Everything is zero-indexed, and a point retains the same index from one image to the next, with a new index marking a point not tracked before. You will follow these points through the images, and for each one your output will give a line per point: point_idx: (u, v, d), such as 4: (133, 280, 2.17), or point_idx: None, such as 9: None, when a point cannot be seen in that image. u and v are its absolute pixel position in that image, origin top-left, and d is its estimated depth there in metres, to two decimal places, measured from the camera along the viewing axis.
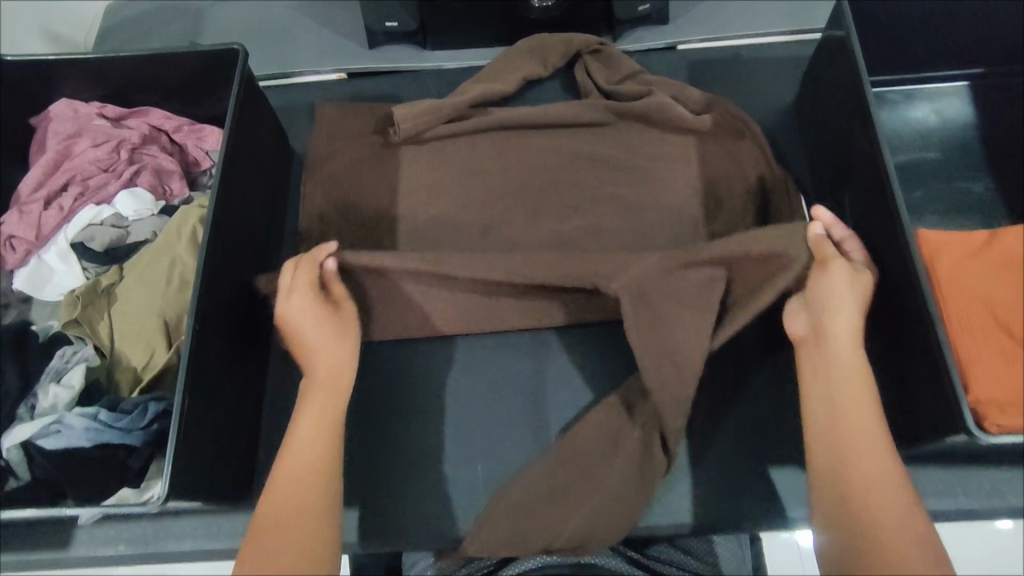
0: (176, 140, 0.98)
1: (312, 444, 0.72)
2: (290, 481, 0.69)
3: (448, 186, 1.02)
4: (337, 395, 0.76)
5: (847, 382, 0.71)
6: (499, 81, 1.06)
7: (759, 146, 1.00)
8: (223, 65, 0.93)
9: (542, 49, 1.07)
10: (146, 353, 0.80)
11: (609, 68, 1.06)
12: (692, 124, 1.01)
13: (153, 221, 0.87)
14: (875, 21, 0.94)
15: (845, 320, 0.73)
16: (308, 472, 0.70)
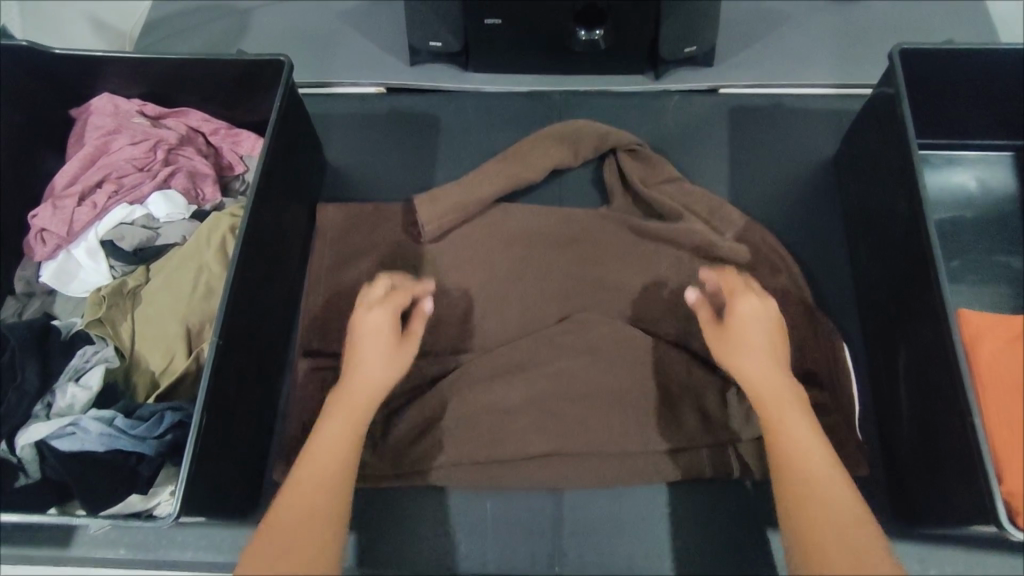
0: (212, 143, 0.99)
1: (335, 453, 0.69)
2: (294, 514, 0.64)
3: (469, 266, 0.95)
4: (328, 475, 0.68)
5: (784, 397, 0.72)
6: (528, 161, 1.02)
7: (797, 289, 0.93)
8: (266, 75, 0.93)
9: (575, 138, 1.04)
10: (165, 357, 0.80)
11: (646, 169, 1.02)
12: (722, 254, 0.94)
13: (184, 225, 0.87)
14: (927, 86, 0.92)
15: (761, 366, 0.75)
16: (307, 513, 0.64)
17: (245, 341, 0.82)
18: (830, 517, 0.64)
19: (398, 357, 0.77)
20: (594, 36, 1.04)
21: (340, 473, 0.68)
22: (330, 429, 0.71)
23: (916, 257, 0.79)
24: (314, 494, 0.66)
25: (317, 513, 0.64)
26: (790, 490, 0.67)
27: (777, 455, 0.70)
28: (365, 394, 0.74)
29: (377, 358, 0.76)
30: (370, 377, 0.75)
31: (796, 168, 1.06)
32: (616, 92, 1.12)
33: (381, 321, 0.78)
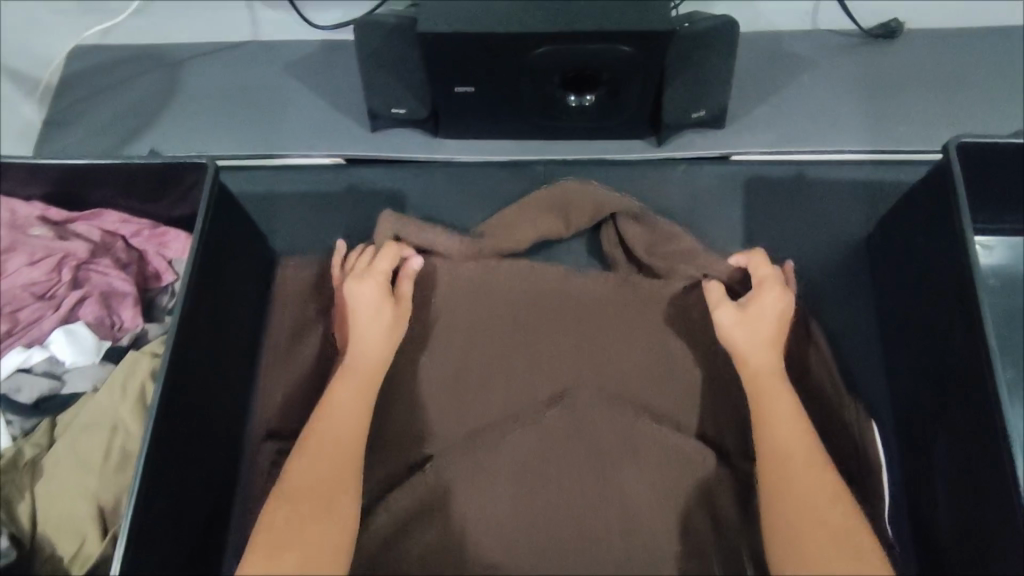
0: (134, 247, 0.84)
1: (341, 428, 0.69)
2: (304, 486, 0.65)
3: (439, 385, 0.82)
4: (342, 454, 0.68)
5: (765, 371, 0.73)
6: (512, 235, 0.86)
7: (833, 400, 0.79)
8: (190, 171, 0.78)
9: (566, 203, 0.87)
10: (75, 542, 0.67)
11: (655, 238, 0.84)
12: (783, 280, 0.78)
13: (95, 369, 0.73)
14: (983, 175, 0.78)
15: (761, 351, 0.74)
16: (319, 485, 0.65)
17: (170, 515, 0.70)
18: (803, 489, 0.65)
19: (390, 329, 0.76)
20: (585, 101, 0.89)
21: (342, 455, 0.67)
22: (342, 395, 0.71)
23: (976, 405, 0.70)
24: (320, 479, 0.66)
25: (324, 481, 0.66)
26: (769, 456, 0.67)
27: (761, 430, 0.69)
28: (353, 387, 0.72)
29: (373, 330, 0.75)
30: (373, 351, 0.74)
31: (821, 253, 0.91)
32: (611, 160, 0.96)
33: (371, 320, 0.75)
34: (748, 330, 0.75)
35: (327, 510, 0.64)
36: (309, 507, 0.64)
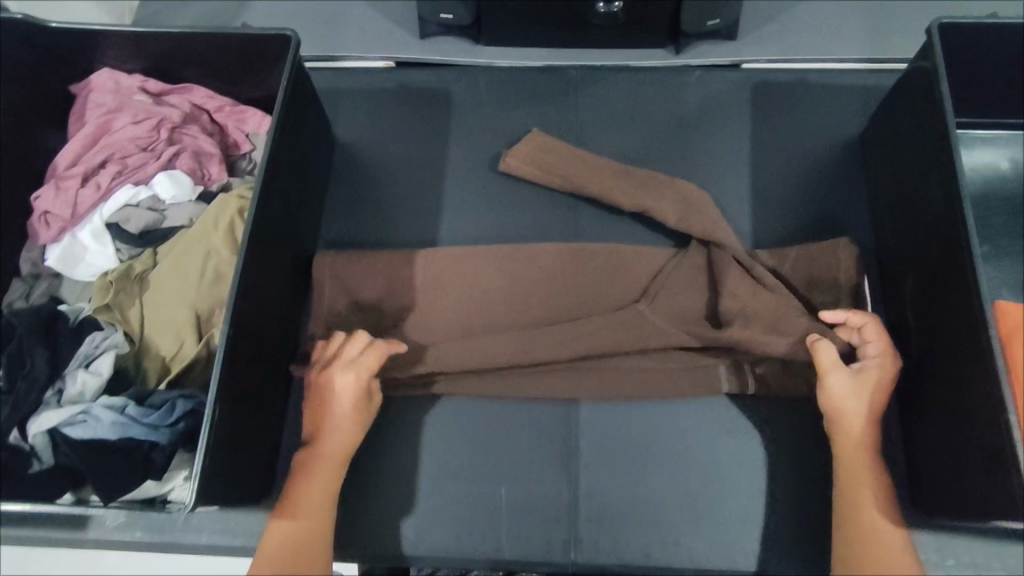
0: (217, 120, 0.95)
1: (339, 443, 0.79)
2: (302, 518, 0.75)
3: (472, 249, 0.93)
4: (335, 472, 0.78)
5: (855, 431, 0.77)
6: (545, 164, 0.97)
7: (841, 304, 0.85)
8: (272, 49, 0.89)
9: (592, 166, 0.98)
10: (176, 343, 0.79)
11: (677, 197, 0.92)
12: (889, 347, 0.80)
13: (190, 208, 0.85)
14: (964, 63, 0.88)
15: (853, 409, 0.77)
16: (313, 514, 0.75)
17: (258, 325, 0.79)
18: (888, 539, 0.72)
19: (359, 422, 0.80)
20: (613, 7, 0.99)
21: (319, 513, 0.76)
22: (333, 439, 0.79)
23: (944, 243, 0.77)
24: (298, 532, 0.74)
25: (320, 515, 0.75)
26: (847, 511, 0.74)
27: (858, 510, 0.74)
28: (330, 458, 0.78)
29: (347, 403, 0.80)
30: (343, 396, 0.79)
31: (821, 148, 1.01)
32: (634, 66, 1.07)
33: (351, 378, 0.79)
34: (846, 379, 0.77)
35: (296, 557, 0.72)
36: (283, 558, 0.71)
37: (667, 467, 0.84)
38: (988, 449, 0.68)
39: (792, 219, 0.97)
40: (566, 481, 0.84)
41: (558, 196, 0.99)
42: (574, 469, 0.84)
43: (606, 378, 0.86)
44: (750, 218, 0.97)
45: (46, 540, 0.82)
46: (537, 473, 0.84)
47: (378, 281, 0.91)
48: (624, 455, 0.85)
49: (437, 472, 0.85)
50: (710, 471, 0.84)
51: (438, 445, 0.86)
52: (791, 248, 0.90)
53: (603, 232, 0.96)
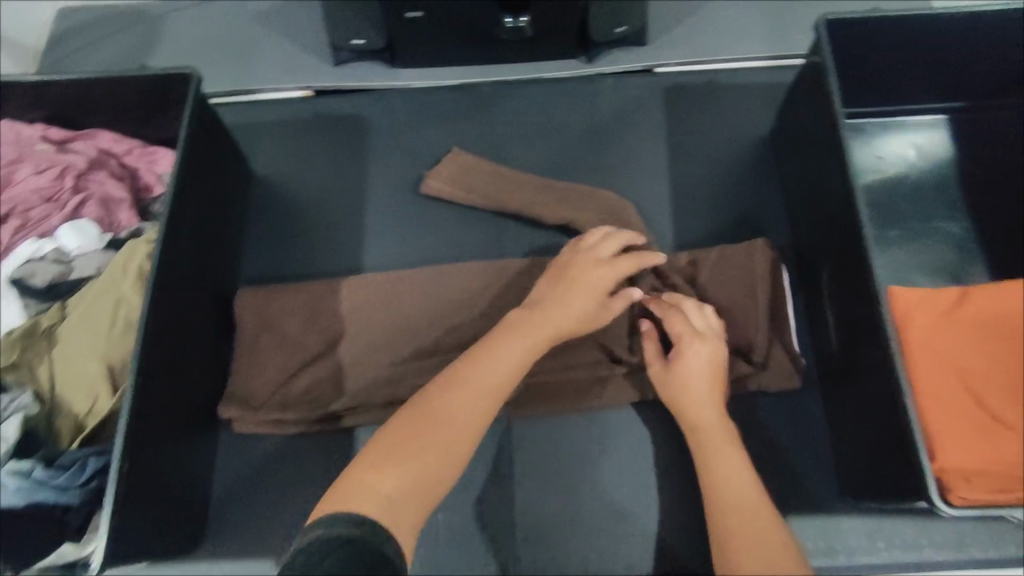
0: (127, 164, 0.93)
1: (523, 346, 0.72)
2: (450, 432, 0.65)
3: (395, 272, 0.93)
4: (492, 396, 0.68)
5: (700, 421, 0.78)
6: (466, 185, 0.98)
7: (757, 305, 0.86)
8: (174, 89, 0.88)
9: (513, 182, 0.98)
10: (89, 398, 0.77)
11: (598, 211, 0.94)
12: (698, 327, 0.81)
13: (98, 257, 0.83)
14: (857, 57, 0.91)
15: (692, 399, 0.79)
16: (463, 434, 0.66)
17: (172, 372, 0.77)
18: (742, 504, 0.71)
19: (589, 300, 0.78)
20: (520, 23, 0.99)
21: (500, 388, 0.69)
22: (558, 318, 0.75)
23: (846, 234, 0.79)
24: (465, 424, 0.66)
25: (453, 443, 0.65)
26: (713, 503, 0.73)
27: (711, 492, 0.74)
28: (530, 342, 0.73)
29: (590, 293, 0.78)
30: (581, 307, 0.77)
31: (733, 146, 1.03)
32: (548, 79, 1.08)
33: (546, 288, 0.79)
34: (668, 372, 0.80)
35: (454, 444, 0.65)
36: (439, 440, 0.65)
37: (600, 476, 0.84)
38: (894, 433, 0.70)
39: (709, 218, 0.99)
40: (501, 500, 0.84)
41: (480, 213, 0.99)
42: (508, 488, 0.85)
43: (536, 396, 0.86)
44: (670, 220, 0.99)
45: None
46: (471, 493, 0.85)
47: (302, 314, 0.90)
48: (558, 470, 0.85)
49: None
50: (642, 476, 0.84)
51: None
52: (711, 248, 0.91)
53: (527, 247, 0.97)
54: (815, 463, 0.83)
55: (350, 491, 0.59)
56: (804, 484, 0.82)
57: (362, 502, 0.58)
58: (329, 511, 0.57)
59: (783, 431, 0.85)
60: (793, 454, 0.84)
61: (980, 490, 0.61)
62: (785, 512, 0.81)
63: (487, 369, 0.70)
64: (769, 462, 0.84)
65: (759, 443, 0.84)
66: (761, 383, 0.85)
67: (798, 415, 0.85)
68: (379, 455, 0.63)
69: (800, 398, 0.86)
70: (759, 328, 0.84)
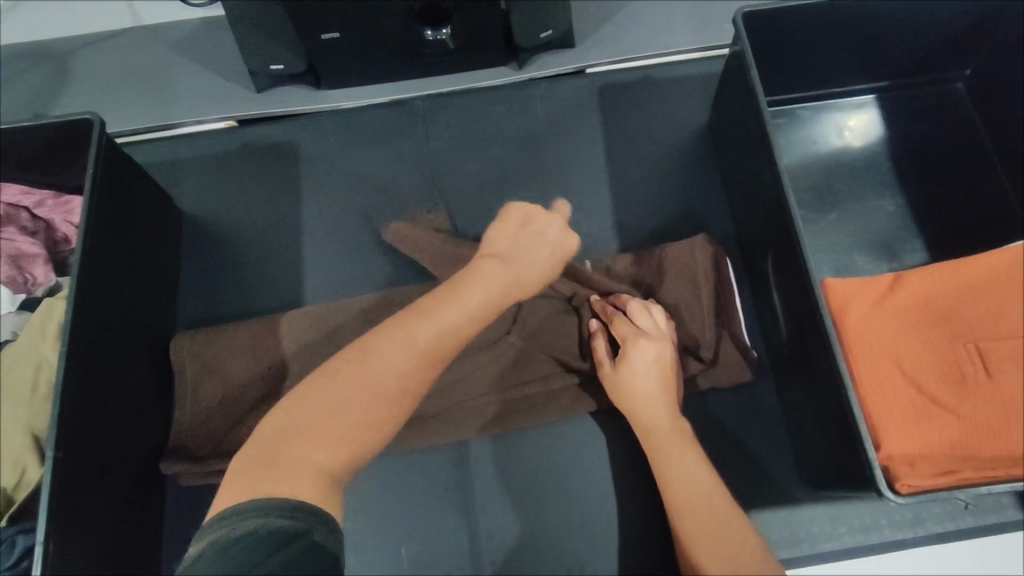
0: (39, 216, 0.88)
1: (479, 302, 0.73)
2: (380, 395, 0.64)
3: (336, 302, 0.90)
4: (432, 357, 0.68)
5: (653, 417, 0.78)
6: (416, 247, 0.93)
7: (702, 303, 0.86)
8: (78, 133, 0.83)
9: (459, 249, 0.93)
10: (15, 471, 0.72)
11: None
12: (642, 326, 0.80)
13: (13, 320, 0.79)
14: (781, 45, 0.91)
15: (640, 398, 0.78)
16: (389, 397, 0.65)
17: (100, 434, 0.73)
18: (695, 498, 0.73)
19: (542, 266, 0.82)
20: (442, 35, 0.94)
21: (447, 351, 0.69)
22: (494, 279, 0.76)
23: (782, 225, 0.79)
24: (393, 391, 0.65)
25: (383, 399, 0.64)
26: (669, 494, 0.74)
27: (666, 488, 0.75)
28: (483, 297, 0.73)
29: (551, 261, 0.83)
30: (535, 271, 0.80)
31: (671, 142, 1.03)
32: (480, 88, 1.06)
33: (509, 242, 0.82)
34: (616, 376, 0.79)
35: (382, 413, 0.64)
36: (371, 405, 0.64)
37: (563, 491, 0.83)
38: (840, 423, 0.70)
39: (653, 216, 0.98)
40: (464, 526, 0.82)
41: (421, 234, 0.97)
42: (471, 513, 0.83)
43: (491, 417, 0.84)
44: (614, 222, 0.98)
45: None
46: (434, 523, 0.82)
47: (241, 354, 0.86)
48: (519, 489, 0.83)
49: None
50: (604, 487, 0.83)
51: None
52: (652, 249, 0.91)
53: None
54: (773, 455, 0.83)
55: (280, 457, 0.58)
56: (764, 477, 0.82)
57: (294, 476, 0.56)
58: (260, 484, 0.54)
59: (739, 425, 0.85)
60: (750, 447, 0.84)
61: (925, 474, 0.61)
62: (747, 507, 0.81)
63: (421, 330, 0.68)
64: (729, 458, 0.83)
65: (717, 440, 0.84)
66: (712, 380, 0.85)
67: (752, 407, 0.86)
68: (314, 418, 0.62)
69: (754, 391, 0.86)
70: (704, 325, 0.85)
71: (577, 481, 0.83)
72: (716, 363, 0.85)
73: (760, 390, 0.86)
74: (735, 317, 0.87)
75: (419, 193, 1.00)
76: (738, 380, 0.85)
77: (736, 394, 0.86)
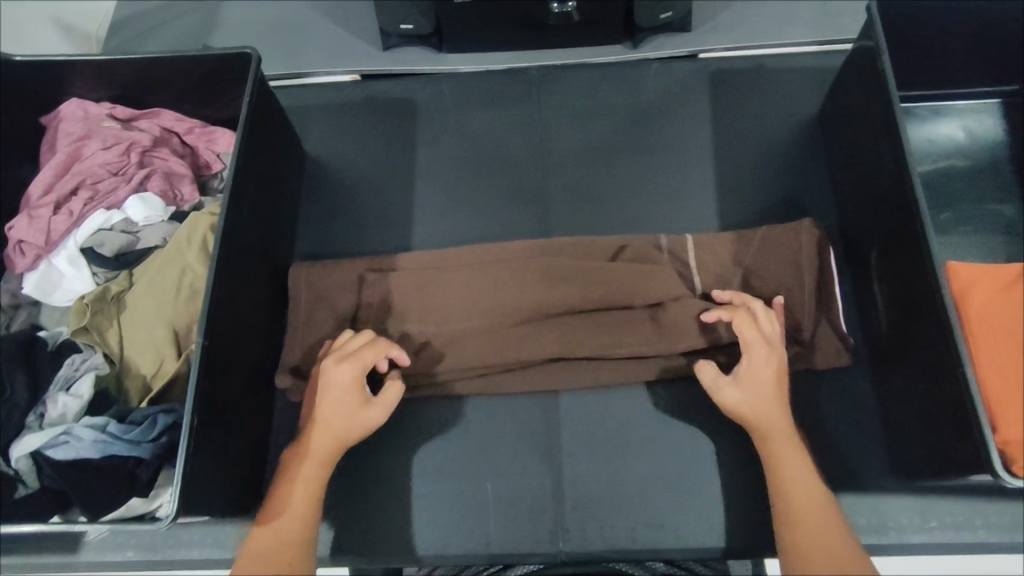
0: (187, 142, 0.97)
1: (324, 445, 0.77)
2: (264, 562, 0.69)
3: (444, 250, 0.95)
4: (309, 510, 0.74)
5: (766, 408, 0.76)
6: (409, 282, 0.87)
7: (802, 286, 0.86)
8: (235, 68, 0.90)
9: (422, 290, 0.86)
10: (155, 361, 0.80)
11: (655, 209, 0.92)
12: (767, 334, 0.79)
13: (163, 227, 0.86)
14: (907, 39, 0.91)
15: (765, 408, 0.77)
16: (279, 556, 0.69)
17: (233, 337, 0.80)
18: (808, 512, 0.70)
19: (350, 414, 0.78)
20: (567, 7, 1.01)
21: (298, 534, 0.72)
22: (324, 418, 0.78)
23: (900, 212, 0.79)
24: (279, 574, 0.68)
25: (276, 562, 0.69)
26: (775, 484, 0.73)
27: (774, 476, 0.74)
28: (322, 455, 0.77)
29: (343, 404, 0.78)
30: (343, 386, 0.78)
31: (779, 130, 1.03)
32: (593, 64, 1.10)
33: (319, 412, 0.78)
34: (750, 385, 0.77)
35: None
36: None
37: (647, 451, 0.86)
38: (946, 408, 0.72)
39: (756, 200, 0.99)
40: (550, 471, 0.85)
41: (526, 195, 1.01)
42: (557, 459, 0.86)
43: (581, 372, 0.87)
44: (716, 203, 0.99)
45: (36, 567, 0.83)
46: (520, 464, 0.86)
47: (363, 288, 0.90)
48: (605, 442, 0.86)
49: (423, 471, 0.86)
50: (688, 452, 0.85)
51: (423, 444, 0.87)
52: (755, 229, 0.92)
53: (576, 227, 0.99)
54: (866, 443, 0.83)
55: None
56: (853, 463, 0.82)
57: None
58: None
59: (832, 409, 0.85)
60: (842, 432, 0.84)
61: None
62: (834, 489, 0.81)
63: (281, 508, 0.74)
64: (820, 439, 0.84)
65: (808, 421, 0.84)
66: (809, 362, 0.85)
67: (846, 392, 0.86)
68: None
69: (850, 377, 0.86)
70: (804, 308, 0.85)
71: (663, 442, 0.86)
72: (811, 347, 0.85)
73: (855, 376, 0.86)
74: (834, 303, 0.87)
75: (527, 157, 1.04)
76: (833, 365, 0.85)
77: (831, 379, 0.86)
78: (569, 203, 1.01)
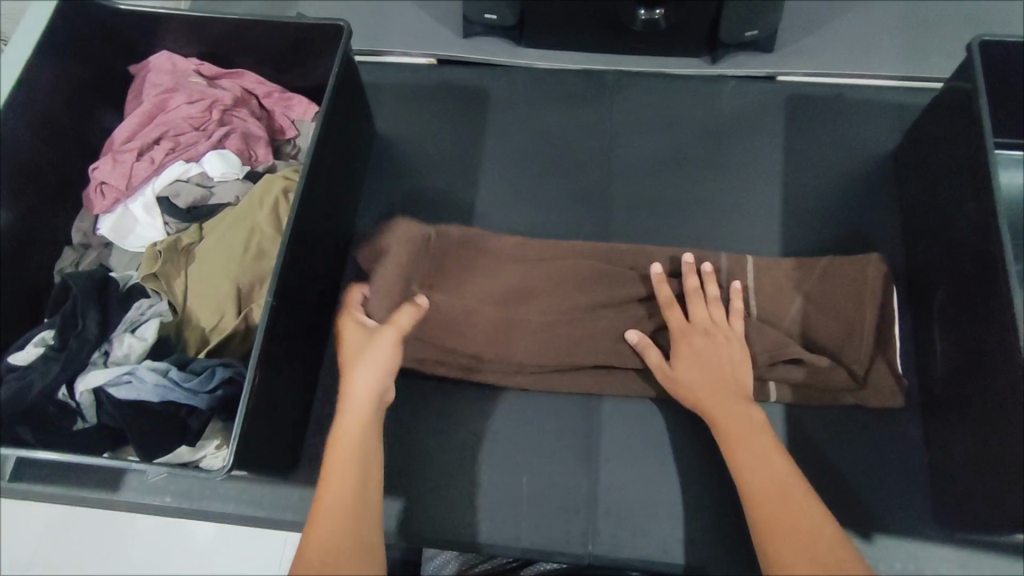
0: (265, 106, 0.98)
1: (369, 392, 0.75)
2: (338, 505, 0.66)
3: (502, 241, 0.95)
4: (364, 463, 0.71)
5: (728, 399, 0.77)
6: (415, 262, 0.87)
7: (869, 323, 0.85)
8: (325, 38, 0.91)
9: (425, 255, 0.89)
10: (216, 315, 0.81)
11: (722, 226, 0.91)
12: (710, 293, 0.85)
13: (237, 186, 0.88)
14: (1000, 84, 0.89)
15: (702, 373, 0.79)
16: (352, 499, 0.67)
17: (295, 300, 0.81)
18: (785, 514, 0.67)
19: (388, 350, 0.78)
20: (654, 15, 1.01)
21: (359, 484, 0.69)
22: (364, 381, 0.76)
23: (978, 258, 0.77)
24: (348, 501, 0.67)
25: (352, 514, 0.66)
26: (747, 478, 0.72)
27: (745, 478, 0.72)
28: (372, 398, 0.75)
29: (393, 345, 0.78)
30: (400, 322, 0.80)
31: (853, 162, 1.02)
32: (670, 74, 1.09)
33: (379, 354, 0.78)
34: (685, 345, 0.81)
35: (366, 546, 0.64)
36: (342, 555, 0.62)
37: (687, 466, 0.85)
38: (1004, 461, 0.71)
39: (821, 230, 0.98)
40: (586, 473, 0.85)
41: (589, 197, 1.01)
42: (594, 463, 0.86)
43: (629, 378, 0.87)
44: (780, 227, 0.98)
45: (79, 499, 0.86)
46: (557, 462, 0.86)
47: (421, 257, 0.89)
48: (645, 452, 0.86)
49: (461, 457, 0.87)
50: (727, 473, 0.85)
51: (463, 430, 0.88)
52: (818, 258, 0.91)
53: (637, 235, 0.99)
54: (910, 487, 0.82)
55: None
56: (896, 506, 0.81)
57: None
58: None
59: (879, 449, 0.84)
60: (888, 473, 0.83)
61: None
62: (872, 529, 0.81)
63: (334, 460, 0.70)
64: (863, 477, 0.83)
65: (853, 458, 0.84)
66: (861, 400, 0.84)
67: (896, 432, 0.84)
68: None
69: (902, 419, 0.85)
70: (863, 344, 0.84)
71: (704, 460, 0.85)
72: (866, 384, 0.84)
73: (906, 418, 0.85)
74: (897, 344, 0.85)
75: (594, 159, 1.04)
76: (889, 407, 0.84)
77: (882, 418, 0.85)
78: (632, 210, 1.00)
